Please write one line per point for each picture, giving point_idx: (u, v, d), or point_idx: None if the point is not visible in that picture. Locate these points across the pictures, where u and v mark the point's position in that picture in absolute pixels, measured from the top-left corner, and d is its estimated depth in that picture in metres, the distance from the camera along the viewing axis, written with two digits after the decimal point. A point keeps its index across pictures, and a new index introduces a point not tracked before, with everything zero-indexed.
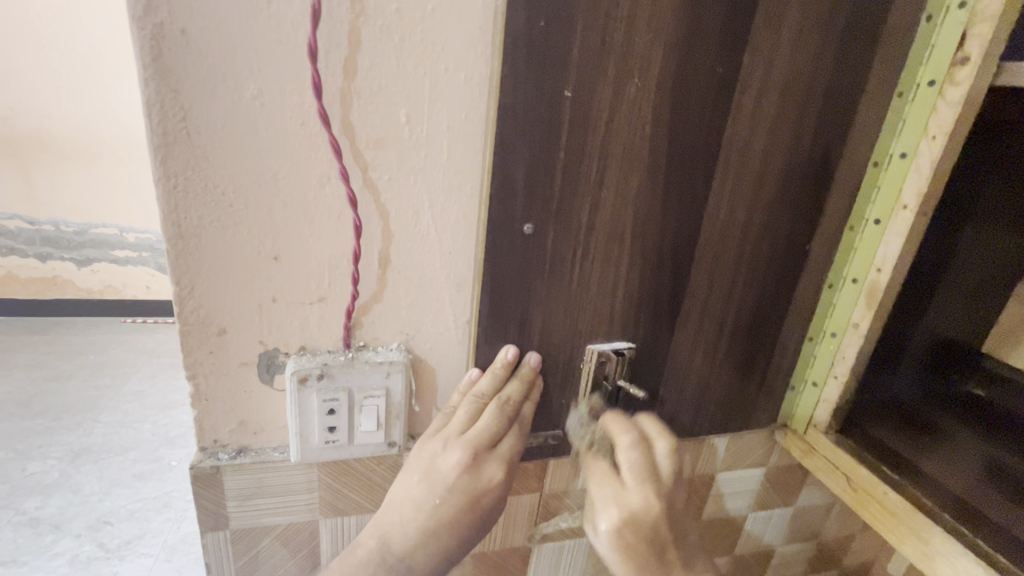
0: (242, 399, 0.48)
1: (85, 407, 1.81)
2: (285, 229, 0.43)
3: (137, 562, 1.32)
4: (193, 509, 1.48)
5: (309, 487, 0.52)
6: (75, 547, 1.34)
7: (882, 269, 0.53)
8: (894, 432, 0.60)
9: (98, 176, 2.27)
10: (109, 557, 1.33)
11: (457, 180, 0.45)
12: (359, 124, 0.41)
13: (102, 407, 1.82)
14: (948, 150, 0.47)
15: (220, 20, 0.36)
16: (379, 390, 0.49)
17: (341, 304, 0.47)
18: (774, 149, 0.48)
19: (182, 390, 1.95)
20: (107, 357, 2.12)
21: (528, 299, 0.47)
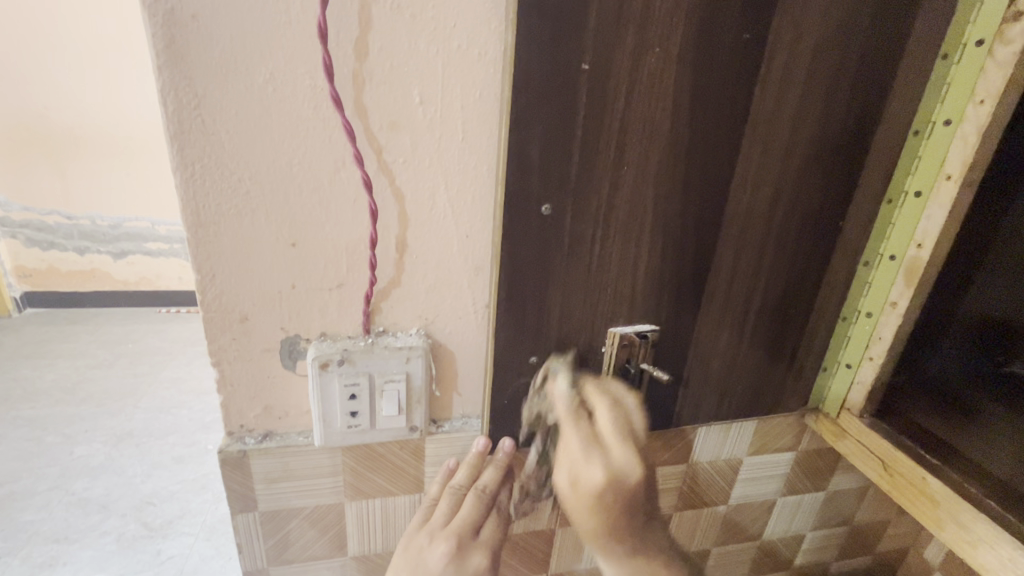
0: (265, 385, 0.48)
1: (126, 394, 1.88)
2: (302, 216, 0.43)
3: (179, 540, 1.38)
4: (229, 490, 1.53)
5: (333, 470, 0.52)
6: (121, 526, 1.41)
7: (923, 244, 0.51)
8: (935, 414, 0.58)
9: (130, 170, 2.34)
10: (152, 536, 1.39)
11: (473, 162, 0.44)
12: (373, 106, 0.41)
13: (141, 393, 1.89)
14: (998, 114, 0.45)
15: (231, 3, 0.36)
16: (399, 375, 0.48)
17: (360, 289, 0.46)
18: (805, 121, 0.46)
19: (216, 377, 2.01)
20: (144, 346, 2.19)
21: (546, 281, 0.46)
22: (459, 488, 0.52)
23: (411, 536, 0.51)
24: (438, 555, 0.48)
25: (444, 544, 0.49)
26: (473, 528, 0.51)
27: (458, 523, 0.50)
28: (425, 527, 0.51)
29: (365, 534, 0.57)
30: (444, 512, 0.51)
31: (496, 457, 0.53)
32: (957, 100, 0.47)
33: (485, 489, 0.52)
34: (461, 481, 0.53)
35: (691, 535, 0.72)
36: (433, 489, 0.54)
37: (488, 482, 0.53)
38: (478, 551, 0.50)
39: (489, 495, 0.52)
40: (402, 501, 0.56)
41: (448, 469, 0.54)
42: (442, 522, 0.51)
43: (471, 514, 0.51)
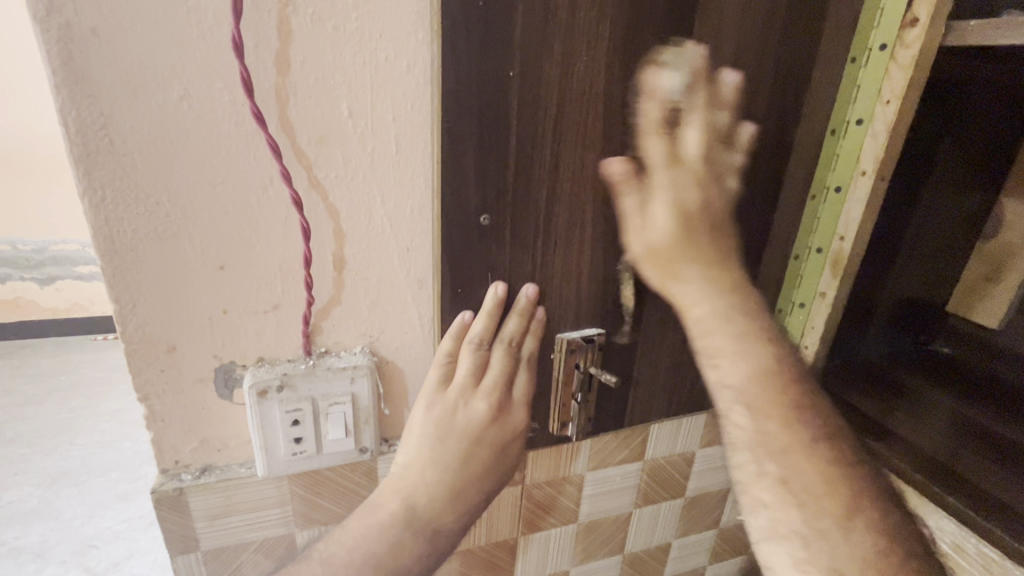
0: (200, 417, 0.46)
1: (58, 432, 1.74)
2: (230, 237, 0.41)
3: None
4: None
5: (281, 501, 0.50)
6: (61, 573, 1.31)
7: (846, 237, 0.53)
8: (864, 399, 0.62)
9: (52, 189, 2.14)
10: None
11: (409, 174, 0.43)
12: (298, 121, 0.39)
13: (78, 428, 1.76)
14: (903, 114, 0.47)
15: (134, 16, 0.34)
16: (345, 396, 0.47)
17: (297, 311, 0.45)
18: (731, 124, 0.48)
19: None
20: (78, 378, 2.04)
21: (492, 291, 0.45)
22: (479, 344, 0.47)
23: (436, 399, 0.46)
24: (475, 414, 0.47)
25: (482, 405, 0.47)
26: (504, 378, 0.48)
27: (490, 377, 0.47)
28: (453, 387, 0.46)
29: None
30: (469, 371, 0.46)
31: (517, 304, 0.47)
32: (867, 100, 0.49)
33: (511, 341, 0.48)
34: (479, 332, 0.46)
35: (653, 531, 0.73)
36: (448, 346, 0.47)
37: (512, 333, 0.48)
38: (517, 409, 0.50)
39: (515, 343, 0.48)
40: None
41: (463, 323, 0.46)
42: (470, 380, 0.47)
43: (500, 373, 0.48)
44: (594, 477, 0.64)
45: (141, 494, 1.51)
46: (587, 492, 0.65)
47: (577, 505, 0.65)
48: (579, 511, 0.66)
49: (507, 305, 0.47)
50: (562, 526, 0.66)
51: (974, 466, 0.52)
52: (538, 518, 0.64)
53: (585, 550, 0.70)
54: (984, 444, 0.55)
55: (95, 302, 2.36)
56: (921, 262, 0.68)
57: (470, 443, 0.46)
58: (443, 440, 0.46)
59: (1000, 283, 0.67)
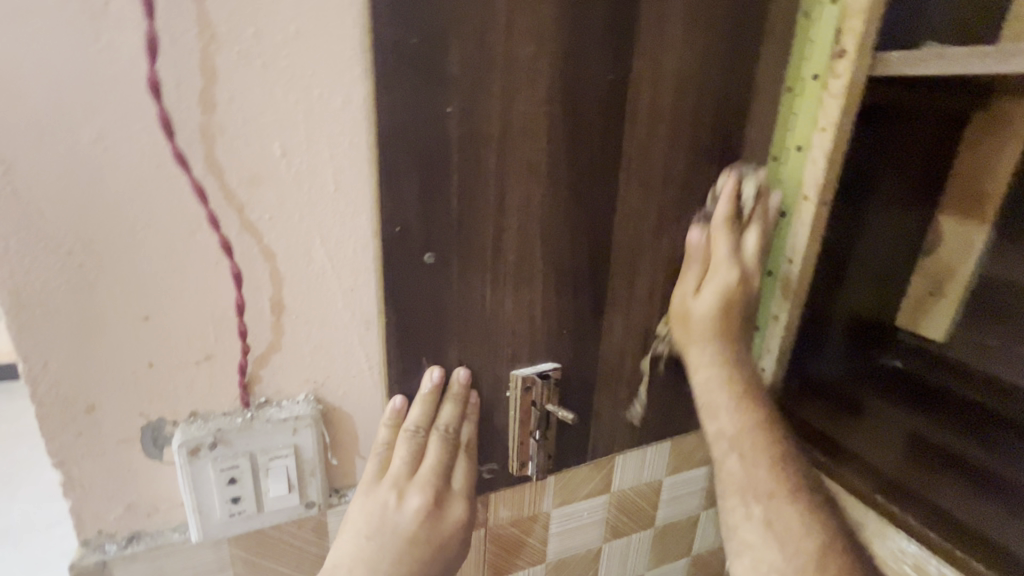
0: (126, 481, 0.42)
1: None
2: (153, 285, 0.38)
3: None
4: None
5: (220, 566, 0.46)
6: None
7: (793, 260, 0.54)
8: (825, 419, 0.63)
9: None
10: None
11: (350, 212, 0.42)
12: (227, 162, 0.37)
13: None
14: (839, 140, 0.49)
15: (38, 56, 0.31)
16: (287, 449, 0.44)
17: (232, 360, 0.42)
18: (675, 154, 0.48)
19: None
20: None
21: (441, 330, 0.44)
22: (416, 432, 0.45)
23: (369, 491, 0.44)
24: (409, 511, 0.43)
25: (417, 498, 0.44)
26: (441, 471, 0.46)
27: (425, 469, 0.45)
28: (386, 478, 0.44)
29: None
30: (405, 460, 0.45)
31: (451, 390, 0.46)
32: (804, 128, 0.51)
33: (448, 430, 0.46)
34: (415, 420, 0.45)
35: (624, 565, 0.71)
36: (383, 433, 0.45)
37: (448, 420, 0.46)
38: (456, 503, 0.46)
39: (453, 434, 0.46)
40: None
41: (397, 408, 0.45)
42: (406, 471, 0.45)
43: (437, 462, 0.45)
44: (561, 513, 0.62)
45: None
46: (554, 530, 0.62)
47: (545, 544, 0.63)
48: (547, 550, 0.64)
49: (442, 391, 0.46)
50: (530, 568, 0.63)
51: (933, 486, 0.53)
52: (504, 561, 0.61)
53: None
54: (944, 465, 0.56)
55: None
56: (870, 279, 0.71)
57: (403, 543, 0.43)
58: (372, 540, 0.42)
59: (945, 298, 0.72)
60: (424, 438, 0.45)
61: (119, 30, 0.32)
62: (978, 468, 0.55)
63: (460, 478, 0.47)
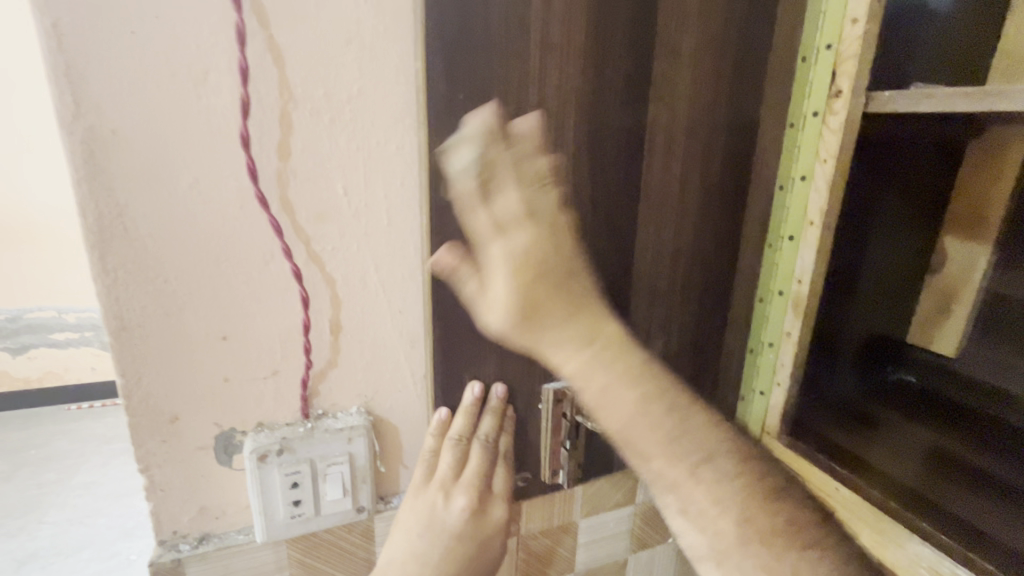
0: (200, 485, 0.47)
1: (28, 512, 1.65)
2: (232, 309, 0.43)
3: None
4: None
5: (279, 566, 0.50)
6: None
7: (802, 281, 0.58)
8: (841, 432, 0.66)
9: None
10: None
11: (400, 243, 0.47)
12: (298, 201, 0.43)
13: (49, 505, 1.68)
14: (839, 171, 0.53)
15: (153, 118, 0.38)
16: (342, 457, 0.48)
17: (295, 375, 0.47)
18: (689, 185, 0.53)
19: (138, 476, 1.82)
20: (51, 450, 1.96)
21: (480, 347, 0.48)
22: (460, 440, 0.49)
23: (418, 492, 0.48)
24: (456, 510, 0.48)
25: (462, 500, 0.48)
26: (484, 476, 0.50)
27: (469, 473, 0.49)
28: (434, 481, 0.49)
29: None
30: (450, 466, 0.49)
31: (489, 403, 0.50)
32: (807, 160, 0.55)
33: (488, 439, 0.50)
34: (459, 430, 0.49)
35: None
36: (430, 441, 0.49)
37: (489, 430, 0.50)
38: (497, 504, 0.50)
39: (492, 443, 0.50)
40: None
41: (442, 419, 0.49)
42: (451, 475, 0.49)
43: (479, 467, 0.49)
44: (588, 524, 0.65)
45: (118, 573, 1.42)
46: (582, 540, 0.66)
47: (573, 554, 0.66)
48: (576, 560, 0.66)
49: (482, 404, 0.50)
50: None
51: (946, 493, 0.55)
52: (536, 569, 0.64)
53: None
54: (958, 474, 0.58)
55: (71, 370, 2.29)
56: (879, 299, 0.74)
57: (451, 538, 0.47)
58: (424, 536, 0.47)
59: (953, 313, 0.74)
60: (468, 446, 0.49)
61: (216, 95, 0.39)
62: (993, 477, 0.57)
63: (500, 482, 0.51)
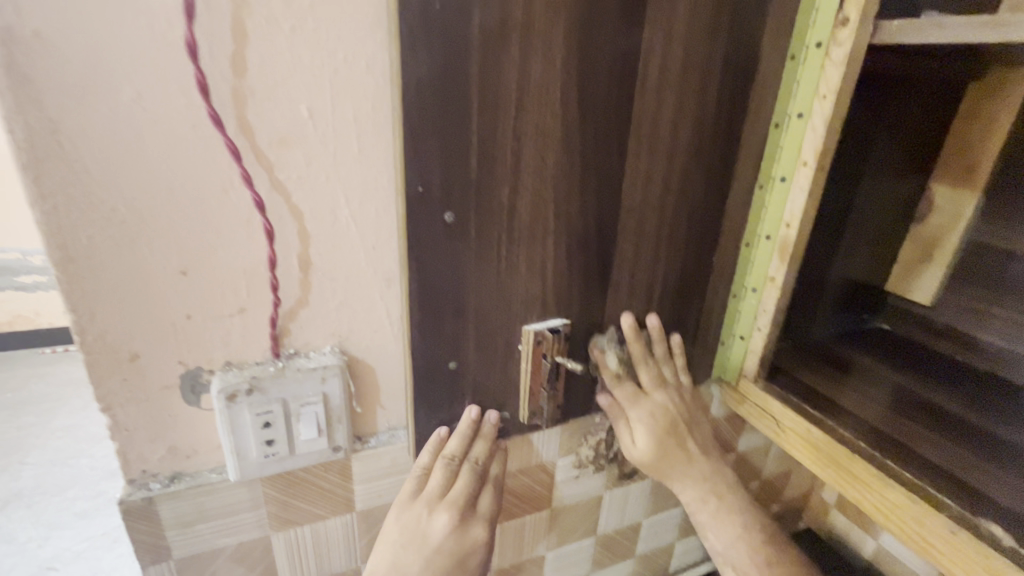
0: (168, 424, 0.45)
1: (7, 456, 1.64)
2: (191, 242, 0.40)
3: None
4: (129, 537, 1.35)
5: (255, 504, 0.50)
6: None
7: (791, 224, 0.57)
8: (812, 374, 0.67)
9: None
10: None
11: (373, 174, 0.44)
12: (258, 123, 0.39)
13: (30, 447, 1.67)
14: (839, 107, 0.51)
15: (81, 18, 0.33)
16: (316, 396, 0.47)
17: (263, 313, 0.45)
18: (683, 122, 0.50)
19: None
20: (27, 394, 1.93)
21: (457, 287, 0.46)
22: (452, 462, 0.51)
23: (405, 509, 0.49)
24: (439, 526, 0.48)
25: (445, 516, 0.49)
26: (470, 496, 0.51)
27: (455, 492, 0.50)
28: (419, 500, 0.49)
29: (296, 564, 0.55)
30: (440, 485, 0.50)
31: (484, 428, 0.53)
32: (806, 97, 0.53)
33: (477, 460, 0.52)
34: (453, 451, 0.51)
35: (624, 512, 0.77)
36: (423, 461, 0.51)
37: (479, 453, 0.53)
38: (477, 524, 0.51)
39: (481, 467, 0.52)
40: (333, 523, 0.55)
41: (441, 439, 0.51)
42: (437, 494, 0.50)
43: (466, 487, 0.51)
44: (566, 463, 0.66)
45: (104, 510, 1.42)
46: (559, 478, 0.67)
47: (550, 492, 0.67)
48: (553, 497, 0.68)
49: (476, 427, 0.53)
50: (536, 513, 0.68)
51: (909, 431, 0.57)
52: (514, 504, 0.66)
53: (560, 534, 0.72)
54: (921, 415, 0.60)
55: (41, 314, 2.22)
56: (863, 245, 0.74)
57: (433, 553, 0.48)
58: (409, 550, 0.47)
59: (932, 263, 0.76)
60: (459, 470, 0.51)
61: None
62: (955, 419, 0.59)
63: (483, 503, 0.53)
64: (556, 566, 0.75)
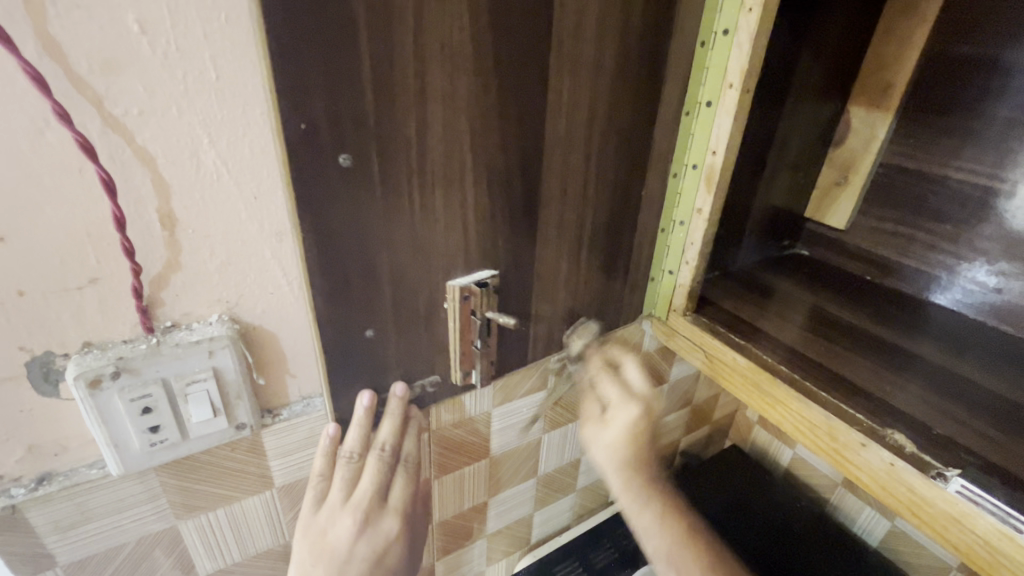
0: (20, 422, 0.38)
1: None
2: (2, 201, 0.32)
3: None
4: None
5: (152, 495, 0.44)
6: None
7: (717, 152, 0.55)
8: (737, 302, 0.68)
9: None
10: None
11: (241, 106, 0.36)
12: (67, 40, 0.30)
13: None
14: (764, 20, 0.48)
15: None
16: (204, 373, 0.41)
17: (122, 282, 0.37)
18: (606, 40, 0.45)
19: None
20: None
21: (361, 239, 0.40)
22: (353, 458, 0.47)
23: (308, 522, 0.46)
24: (343, 533, 0.46)
25: (350, 520, 0.46)
26: (380, 490, 0.48)
27: (360, 494, 0.47)
28: (324, 506, 0.47)
29: (214, 550, 0.51)
30: (341, 487, 0.47)
31: (388, 406, 0.49)
32: (731, 11, 0.49)
33: (384, 448, 0.49)
34: (352, 448, 0.47)
35: (563, 451, 0.77)
36: (321, 461, 0.48)
37: (386, 438, 0.49)
38: (388, 517, 0.48)
39: (389, 455, 0.49)
40: (252, 503, 0.50)
41: (333, 437, 0.47)
42: (342, 496, 0.47)
43: (373, 483, 0.48)
44: (502, 411, 0.65)
45: None
46: (496, 426, 0.66)
47: (488, 441, 0.66)
48: (491, 447, 0.67)
49: (379, 412, 0.49)
50: (476, 464, 0.67)
51: (826, 351, 0.59)
52: (452, 457, 0.64)
53: (501, 481, 0.72)
54: (837, 335, 0.62)
55: None
56: (785, 170, 0.74)
57: (343, 564, 0.45)
58: (317, 563, 0.45)
59: (847, 187, 0.77)
60: (366, 459, 0.48)
61: None
62: (867, 337, 0.62)
63: (397, 489, 0.50)
64: (499, 510, 0.76)
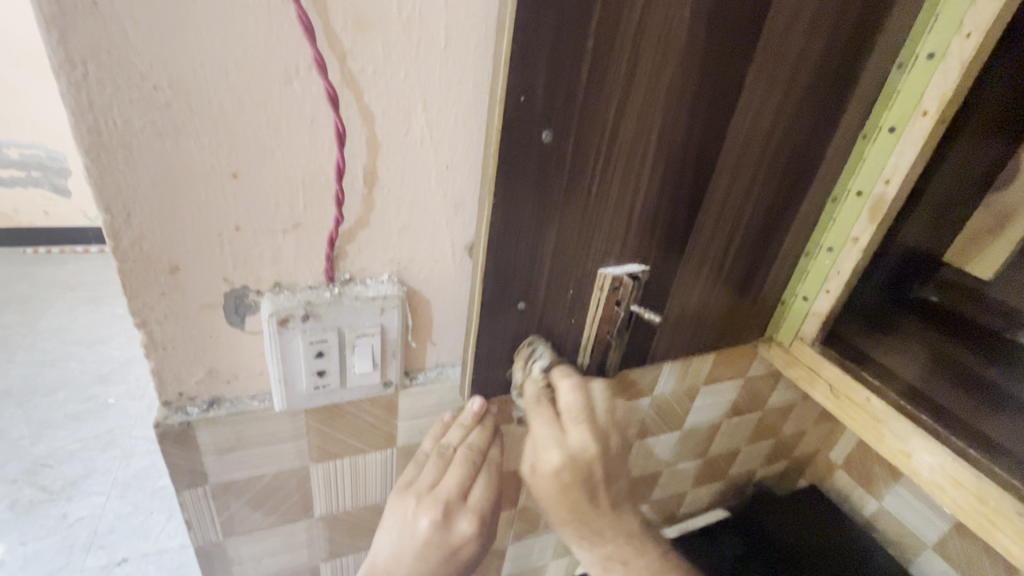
0: (207, 346, 0.40)
1: (34, 391, 1.66)
2: (245, 139, 0.34)
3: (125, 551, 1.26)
4: (156, 501, 1.38)
5: (297, 434, 0.47)
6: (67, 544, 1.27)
7: (890, 181, 0.52)
8: (869, 339, 0.64)
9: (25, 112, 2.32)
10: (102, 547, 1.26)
11: (459, 76, 0.37)
12: None
13: (53, 377, 1.73)
14: (982, 47, 0.45)
15: None
16: (373, 328, 0.43)
17: (321, 231, 0.39)
18: (807, 47, 0.43)
19: (128, 360, 1.83)
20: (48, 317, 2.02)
21: (539, 219, 0.40)
22: (445, 449, 0.49)
23: (399, 498, 0.47)
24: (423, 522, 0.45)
25: (429, 512, 0.45)
26: (464, 488, 0.48)
27: (444, 488, 0.47)
28: (410, 491, 0.47)
29: (332, 495, 0.53)
30: (432, 473, 0.48)
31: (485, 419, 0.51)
32: (943, 34, 0.46)
33: (472, 449, 0.49)
34: (451, 440, 0.50)
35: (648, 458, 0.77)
36: None
37: (477, 443, 0.50)
38: (466, 516, 0.47)
39: (478, 459, 0.49)
40: (373, 458, 0.52)
41: (444, 422, 0.51)
42: (427, 485, 0.47)
43: (459, 479, 0.48)
44: None
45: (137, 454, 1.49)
46: None
47: None
48: None
49: (479, 417, 0.50)
50: None
51: (974, 406, 0.54)
52: None
53: None
54: (984, 390, 0.57)
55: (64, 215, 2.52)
56: (941, 209, 0.68)
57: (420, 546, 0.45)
58: (401, 541, 0.46)
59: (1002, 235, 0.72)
60: (453, 457, 0.49)
61: None
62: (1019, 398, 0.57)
63: (477, 493, 0.48)
64: None
